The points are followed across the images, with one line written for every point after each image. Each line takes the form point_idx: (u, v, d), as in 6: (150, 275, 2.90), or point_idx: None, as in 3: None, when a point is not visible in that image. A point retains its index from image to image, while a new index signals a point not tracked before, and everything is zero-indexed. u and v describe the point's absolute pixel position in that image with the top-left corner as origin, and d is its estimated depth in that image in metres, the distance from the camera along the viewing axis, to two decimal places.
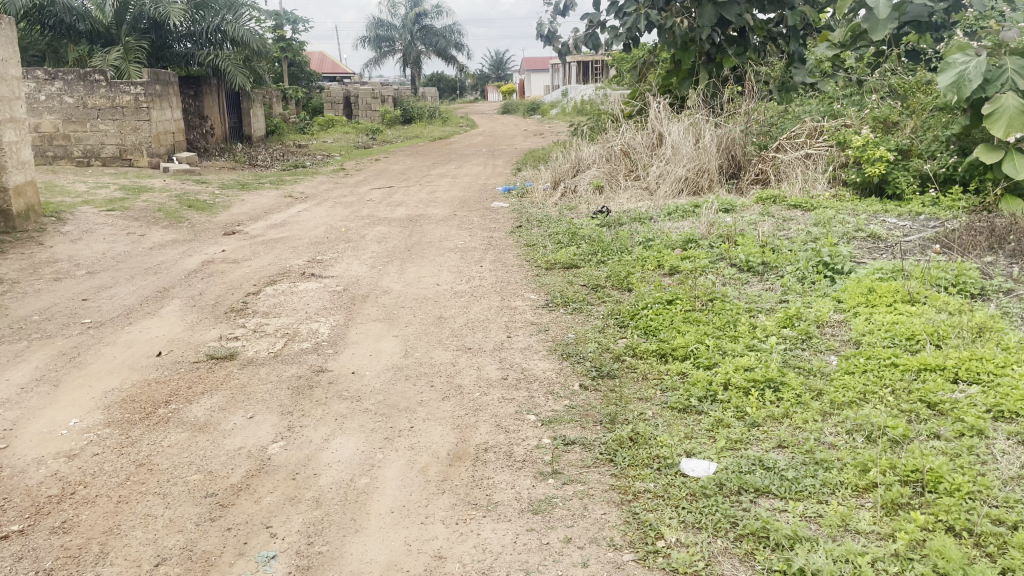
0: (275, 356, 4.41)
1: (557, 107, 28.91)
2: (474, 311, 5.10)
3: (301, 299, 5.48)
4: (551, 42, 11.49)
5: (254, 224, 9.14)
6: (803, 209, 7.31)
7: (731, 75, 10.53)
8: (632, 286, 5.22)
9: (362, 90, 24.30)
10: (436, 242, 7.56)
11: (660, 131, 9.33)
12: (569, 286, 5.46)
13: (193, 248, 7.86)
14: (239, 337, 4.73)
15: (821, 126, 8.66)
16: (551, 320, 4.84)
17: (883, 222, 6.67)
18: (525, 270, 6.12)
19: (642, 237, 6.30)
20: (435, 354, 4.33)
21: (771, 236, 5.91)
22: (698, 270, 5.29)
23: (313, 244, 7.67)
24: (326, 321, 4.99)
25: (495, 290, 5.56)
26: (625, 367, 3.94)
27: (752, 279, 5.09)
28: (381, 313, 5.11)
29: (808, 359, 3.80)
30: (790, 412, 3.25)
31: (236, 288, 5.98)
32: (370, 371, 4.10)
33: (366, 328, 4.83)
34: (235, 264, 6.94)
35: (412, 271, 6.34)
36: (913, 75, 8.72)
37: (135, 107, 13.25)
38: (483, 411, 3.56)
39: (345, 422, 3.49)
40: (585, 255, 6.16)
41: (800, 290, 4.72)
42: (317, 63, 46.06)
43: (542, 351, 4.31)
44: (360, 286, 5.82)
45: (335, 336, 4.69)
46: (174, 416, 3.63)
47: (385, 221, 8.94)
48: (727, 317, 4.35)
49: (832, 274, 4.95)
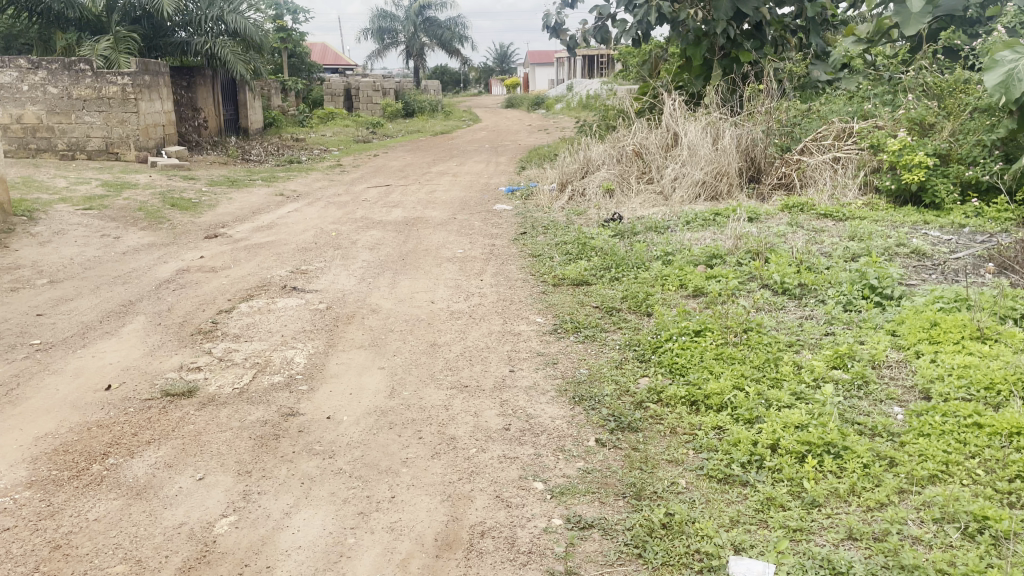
0: (240, 394, 3.79)
1: (562, 102, 28.29)
2: (472, 337, 4.49)
3: (277, 319, 4.87)
4: (557, 34, 10.86)
5: (239, 226, 8.53)
6: (834, 219, 6.71)
7: (749, 71, 9.84)
8: (652, 310, 4.61)
9: (363, 82, 23.69)
10: (433, 250, 6.95)
11: (676, 130, 8.68)
12: (580, 308, 4.85)
13: (169, 253, 7.25)
14: (202, 368, 4.11)
15: (850, 128, 8.04)
16: (560, 351, 4.23)
17: (926, 236, 6.04)
18: (529, 286, 5.52)
19: (660, 250, 5.68)
20: (425, 394, 3.72)
21: (807, 251, 5.30)
22: (726, 292, 4.67)
23: (299, 251, 7.06)
24: (303, 347, 4.39)
25: (496, 311, 4.95)
26: (649, 418, 3.33)
27: (789, 304, 4.48)
28: (366, 339, 4.50)
29: (868, 412, 3.19)
30: (858, 489, 2.65)
31: (208, 303, 5.37)
32: (348, 416, 3.48)
33: (348, 357, 4.22)
34: (212, 273, 6.33)
35: (405, 284, 5.74)
36: (949, 74, 8.12)
37: (122, 99, 12.63)
38: (478, 475, 2.94)
39: (313, 488, 2.88)
40: (597, 270, 5.54)
41: (848, 320, 4.11)
42: (318, 57, 45.35)
43: (551, 392, 3.69)
44: (345, 303, 5.21)
45: (312, 368, 4.08)
46: (110, 477, 3.02)
47: (380, 225, 8.33)
48: (767, 354, 3.73)
49: (881, 300, 4.35)
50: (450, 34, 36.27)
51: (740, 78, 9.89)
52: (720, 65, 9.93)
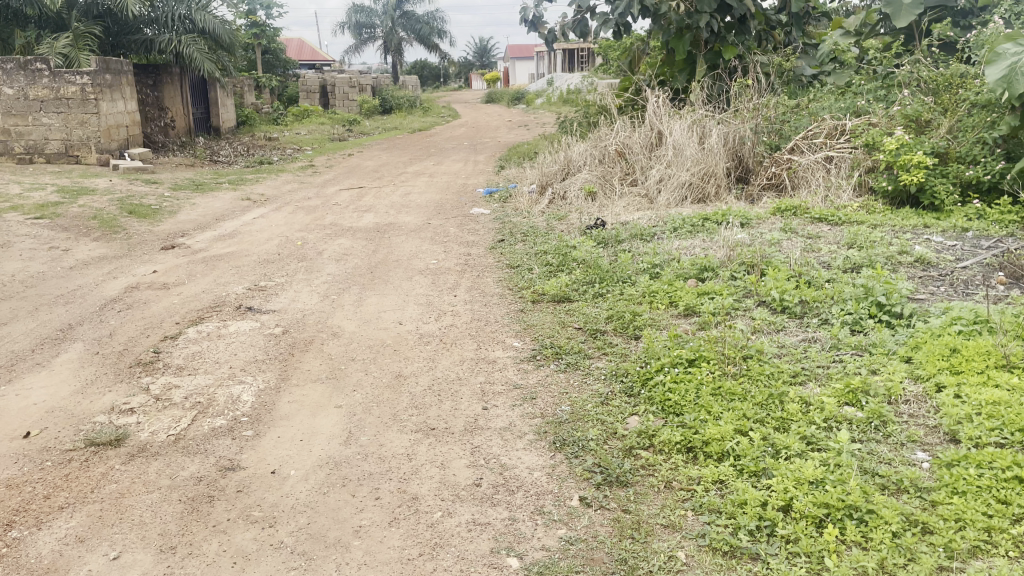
0: (176, 442, 3.34)
1: (543, 97, 27.82)
2: (442, 367, 4.04)
3: (226, 347, 4.41)
4: (535, 28, 10.42)
5: (199, 236, 8.04)
6: (830, 223, 6.33)
7: (736, 65, 9.46)
8: (640, 332, 4.19)
9: (339, 78, 23.12)
10: (404, 261, 6.50)
11: (660, 129, 8.27)
12: (561, 329, 4.43)
13: (120, 267, 6.75)
14: (136, 410, 3.65)
15: (842, 125, 7.69)
16: (539, 382, 3.81)
17: (928, 242, 5.67)
18: (506, 303, 5.09)
19: (648, 262, 5.27)
20: (386, 440, 3.28)
21: (804, 262, 4.90)
22: (721, 313, 4.25)
23: (260, 264, 6.58)
24: (252, 381, 3.93)
25: (469, 334, 4.51)
26: (641, 470, 2.92)
27: (789, 325, 4.08)
28: (323, 371, 4.04)
29: (891, 463, 2.79)
30: (889, 566, 2.25)
31: (154, 327, 4.90)
32: (295, 471, 3.05)
33: (302, 394, 3.76)
34: (163, 291, 5.86)
35: (371, 302, 5.29)
36: (945, 67, 7.76)
37: (81, 99, 12.02)
38: (443, 549, 2.51)
39: (247, 569, 2.45)
40: (580, 285, 5.11)
41: (858, 344, 3.72)
42: (295, 53, 44.46)
43: (528, 436, 3.26)
44: (304, 326, 4.75)
45: (260, 408, 3.63)
46: (9, 556, 2.56)
47: (350, 232, 7.87)
48: (769, 389, 3.32)
49: (889, 321, 3.97)
50: (429, 29, 35.67)
51: (726, 74, 9.50)
52: (704, 60, 9.53)
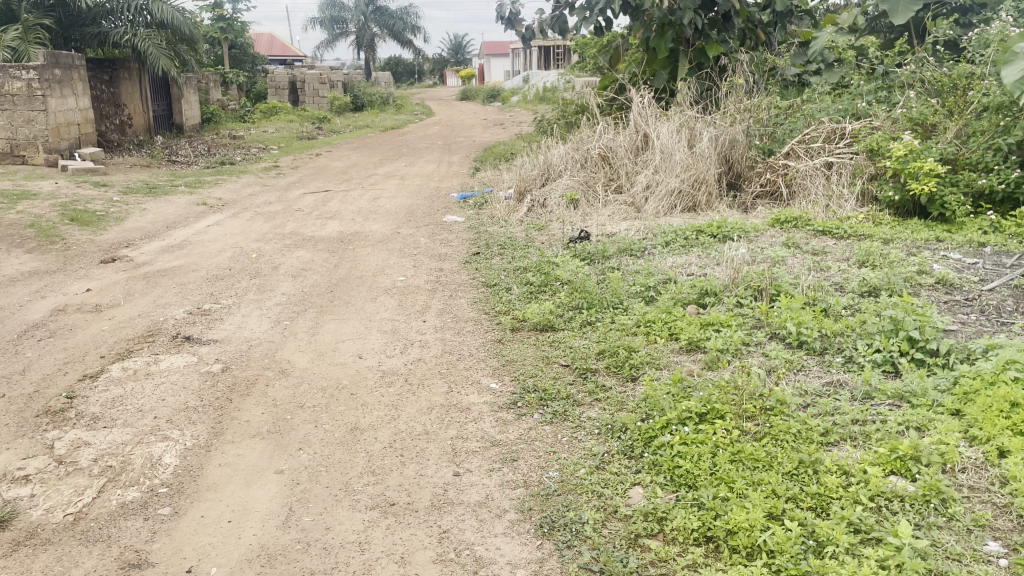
0: (74, 525, 2.71)
1: (519, 95, 27.20)
2: (406, 417, 3.41)
3: (154, 390, 3.76)
4: (512, 25, 9.82)
5: (146, 246, 7.34)
6: (835, 236, 5.81)
7: (721, 68, 8.98)
8: (637, 374, 3.61)
9: (309, 74, 22.37)
10: (369, 278, 5.87)
11: (647, 132, 7.70)
12: (545, 367, 3.84)
13: (51, 284, 6.05)
14: (31, 479, 2.99)
15: (841, 129, 7.17)
16: (520, 437, 3.21)
17: (945, 259, 5.14)
18: (482, 331, 4.49)
19: (641, 284, 4.69)
20: (334, 522, 2.67)
21: (817, 286, 4.35)
22: (731, 350, 3.68)
23: (207, 281, 5.91)
24: (178, 437, 3.29)
25: (440, 373, 3.90)
26: (652, 570, 2.34)
27: (809, 365, 3.54)
28: (264, 422, 3.40)
29: (964, 565, 2.23)
30: None
31: (75, 363, 4.23)
32: (217, 569, 2.44)
33: (237, 454, 3.14)
34: (95, 314, 5.18)
35: (330, 330, 4.66)
36: (949, 68, 7.28)
37: (27, 96, 11.21)
38: None
39: None
40: (565, 310, 4.53)
41: (896, 393, 3.17)
42: (264, 47, 43.38)
43: (510, 516, 2.67)
44: (248, 362, 4.11)
45: (183, 474, 3.00)
46: None
47: (311, 242, 7.22)
48: (800, 453, 2.76)
49: (925, 361, 3.42)
50: (402, 25, 34.96)
51: (714, 73, 8.95)
52: (688, 59, 8.94)
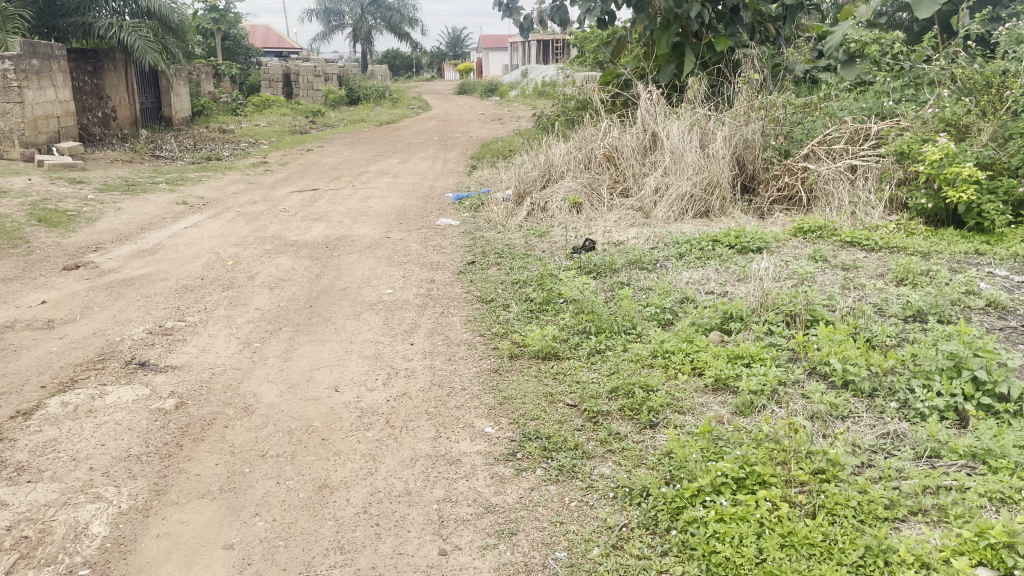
0: None
1: (519, 90, 26.56)
2: (385, 472, 2.89)
3: (94, 432, 3.24)
4: (511, 15, 9.27)
5: (116, 251, 6.79)
6: (865, 248, 5.30)
7: (733, 62, 8.42)
8: (658, 420, 3.09)
9: (303, 66, 21.75)
10: (352, 291, 5.33)
11: (655, 130, 7.17)
12: (549, 407, 3.32)
13: (5, 294, 5.50)
14: None
15: (866, 129, 6.64)
16: (521, 501, 2.68)
17: (992, 276, 4.62)
18: (475, 359, 3.96)
19: (655, 305, 4.17)
20: None
21: (858, 311, 3.82)
22: (766, 391, 3.17)
23: (176, 293, 5.38)
24: (114, 497, 2.77)
25: (428, 412, 3.37)
26: None
27: (859, 411, 3.02)
28: (218, 477, 2.88)
29: None
30: None
31: (10, 393, 3.68)
32: None
33: (184, 522, 2.62)
34: (45, 332, 4.64)
35: (305, 354, 4.13)
36: (980, 64, 6.74)
37: (2, 87, 10.62)
38: None
39: None
40: (571, 335, 4.01)
41: (969, 452, 2.64)
42: (260, 40, 42.65)
43: None
44: (208, 396, 3.58)
45: (114, 549, 2.48)
46: None
47: (293, 248, 6.68)
48: (867, 536, 2.24)
49: (996, 409, 2.88)
50: (400, 17, 34.25)
51: (726, 68, 8.39)
52: (697, 53, 8.38)
